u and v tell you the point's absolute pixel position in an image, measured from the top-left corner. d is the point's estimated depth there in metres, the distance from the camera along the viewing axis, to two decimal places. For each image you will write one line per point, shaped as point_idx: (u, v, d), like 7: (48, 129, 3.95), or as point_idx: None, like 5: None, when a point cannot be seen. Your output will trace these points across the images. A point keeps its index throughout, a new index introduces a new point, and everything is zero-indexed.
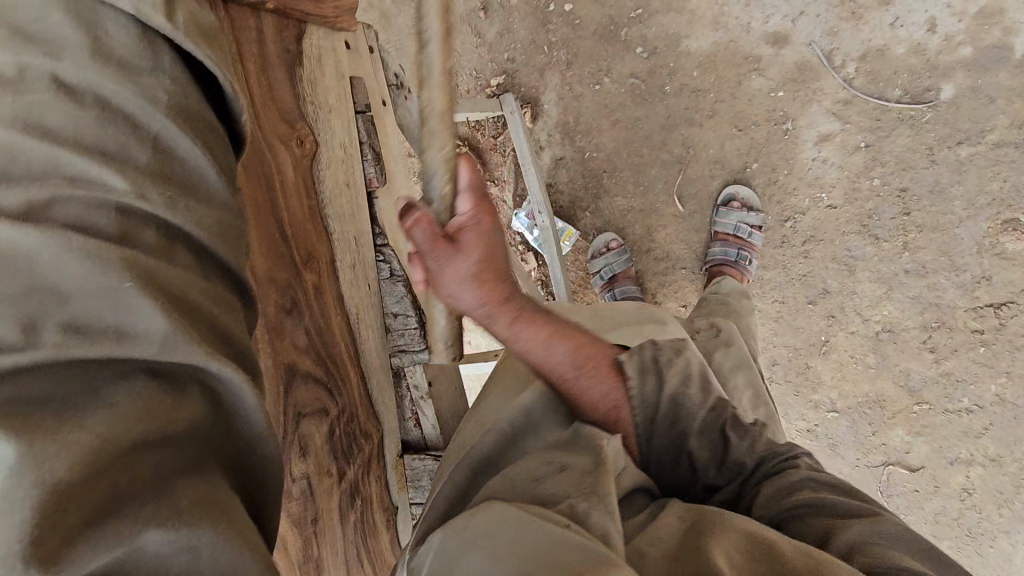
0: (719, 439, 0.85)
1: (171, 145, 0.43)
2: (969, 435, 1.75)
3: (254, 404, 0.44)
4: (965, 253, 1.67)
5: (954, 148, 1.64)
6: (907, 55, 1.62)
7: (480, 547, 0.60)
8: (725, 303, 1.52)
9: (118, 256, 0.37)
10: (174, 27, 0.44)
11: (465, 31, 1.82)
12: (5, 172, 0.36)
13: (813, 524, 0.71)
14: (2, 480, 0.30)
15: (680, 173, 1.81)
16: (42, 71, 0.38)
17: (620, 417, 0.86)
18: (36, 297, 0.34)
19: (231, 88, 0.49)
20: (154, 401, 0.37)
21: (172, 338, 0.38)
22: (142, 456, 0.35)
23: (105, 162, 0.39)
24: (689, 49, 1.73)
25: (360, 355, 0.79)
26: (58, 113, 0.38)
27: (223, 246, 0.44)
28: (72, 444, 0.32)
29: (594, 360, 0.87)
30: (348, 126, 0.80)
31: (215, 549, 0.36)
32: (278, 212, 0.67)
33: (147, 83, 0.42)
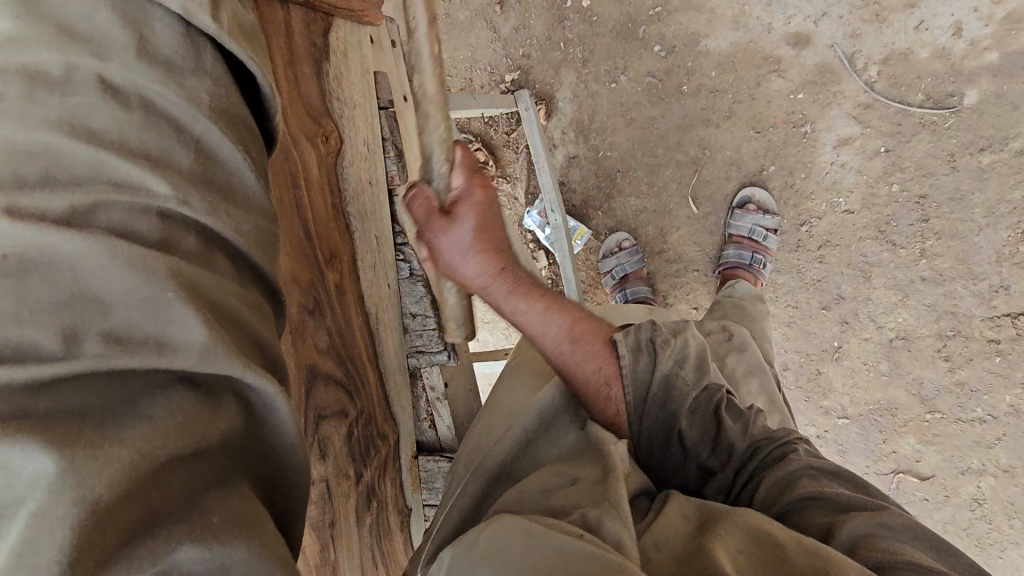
0: (713, 421, 0.84)
1: (213, 150, 0.42)
2: (980, 445, 1.73)
3: (287, 416, 0.42)
4: (983, 262, 1.65)
5: (976, 155, 1.61)
6: (931, 59, 1.60)
7: (489, 561, 0.57)
8: (741, 308, 1.50)
9: (161, 263, 0.36)
10: (219, 29, 0.43)
11: (481, 24, 1.79)
12: (47, 175, 0.35)
13: (821, 517, 0.70)
14: (42, 496, 0.29)
15: (695, 174, 1.78)
16: (88, 70, 0.37)
17: (611, 395, 0.84)
18: (76, 306, 0.33)
19: (265, 80, 0.47)
20: (191, 414, 0.36)
21: (210, 350, 0.36)
22: (177, 470, 0.34)
23: (149, 166, 0.37)
24: (708, 49, 1.70)
25: (378, 355, 0.77)
26: (102, 113, 0.37)
27: (257, 250, 0.43)
28: (109, 460, 0.31)
29: (590, 334, 0.86)
30: (372, 123, 0.79)
31: (245, 568, 0.36)
32: (303, 210, 0.65)
33: (191, 85, 0.41)
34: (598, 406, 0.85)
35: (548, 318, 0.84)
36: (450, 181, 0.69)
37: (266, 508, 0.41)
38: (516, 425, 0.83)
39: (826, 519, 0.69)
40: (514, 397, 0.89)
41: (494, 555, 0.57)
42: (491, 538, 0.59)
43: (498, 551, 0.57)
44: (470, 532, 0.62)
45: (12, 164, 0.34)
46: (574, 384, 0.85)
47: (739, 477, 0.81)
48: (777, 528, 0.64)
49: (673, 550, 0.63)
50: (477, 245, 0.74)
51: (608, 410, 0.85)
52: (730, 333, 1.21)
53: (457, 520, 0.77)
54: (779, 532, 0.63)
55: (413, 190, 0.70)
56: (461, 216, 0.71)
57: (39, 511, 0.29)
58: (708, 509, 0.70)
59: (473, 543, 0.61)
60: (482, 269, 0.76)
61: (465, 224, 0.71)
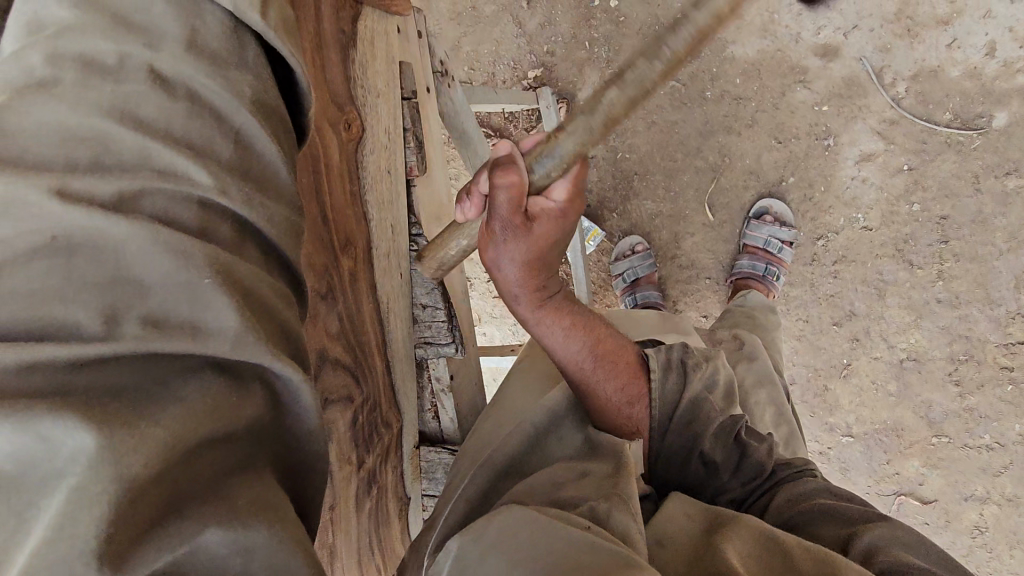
0: (738, 446, 0.85)
1: (251, 141, 0.42)
2: (986, 472, 1.71)
3: (310, 403, 0.42)
4: (1001, 287, 1.63)
5: (1002, 178, 1.59)
6: (961, 78, 1.57)
7: (499, 551, 0.57)
8: (752, 317, 1.49)
9: (198, 250, 0.36)
10: (267, 25, 0.43)
11: (507, 19, 1.79)
12: (97, 159, 0.35)
13: (836, 530, 0.71)
14: (81, 473, 0.30)
15: (713, 181, 1.77)
16: (140, 60, 0.38)
17: (631, 414, 0.84)
18: (118, 287, 0.33)
19: (301, 70, 0.47)
20: (221, 400, 0.36)
21: (243, 336, 0.37)
22: (204, 454, 0.35)
23: (192, 156, 0.37)
24: (734, 55, 1.69)
25: (386, 343, 0.78)
26: (152, 103, 0.37)
27: (288, 243, 0.43)
28: (146, 440, 0.32)
29: (619, 356, 0.85)
30: (395, 112, 0.80)
31: (268, 552, 0.36)
32: (322, 196, 0.65)
33: (235, 77, 0.41)
34: (614, 421, 0.83)
35: (573, 334, 0.81)
36: (550, 195, 0.64)
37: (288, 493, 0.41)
38: (525, 421, 0.82)
39: (844, 531, 0.70)
40: (523, 396, 0.88)
41: (502, 544, 0.57)
42: (501, 529, 0.59)
43: (509, 541, 0.57)
44: (479, 522, 0.62)
45: (63, 147, 0.34)
46: (592, 397, 0.83)
47: (756, 493, 0.83)
48: (788, 537, 0.63)
49: (681, 549, 0.63)
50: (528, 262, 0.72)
51: (625, 428, 0.83)
52: (741, 342, 1.20)
53: (464, 513, 0.75)
54: (789, 540, 0.62)
55: (508, 174, 0.61)
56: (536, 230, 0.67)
57: (78, 487, 0.29)
58: (711, 511, 0.70)
59: (480, 534, 0.60)
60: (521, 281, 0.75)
61: (534, 240, 0.68)
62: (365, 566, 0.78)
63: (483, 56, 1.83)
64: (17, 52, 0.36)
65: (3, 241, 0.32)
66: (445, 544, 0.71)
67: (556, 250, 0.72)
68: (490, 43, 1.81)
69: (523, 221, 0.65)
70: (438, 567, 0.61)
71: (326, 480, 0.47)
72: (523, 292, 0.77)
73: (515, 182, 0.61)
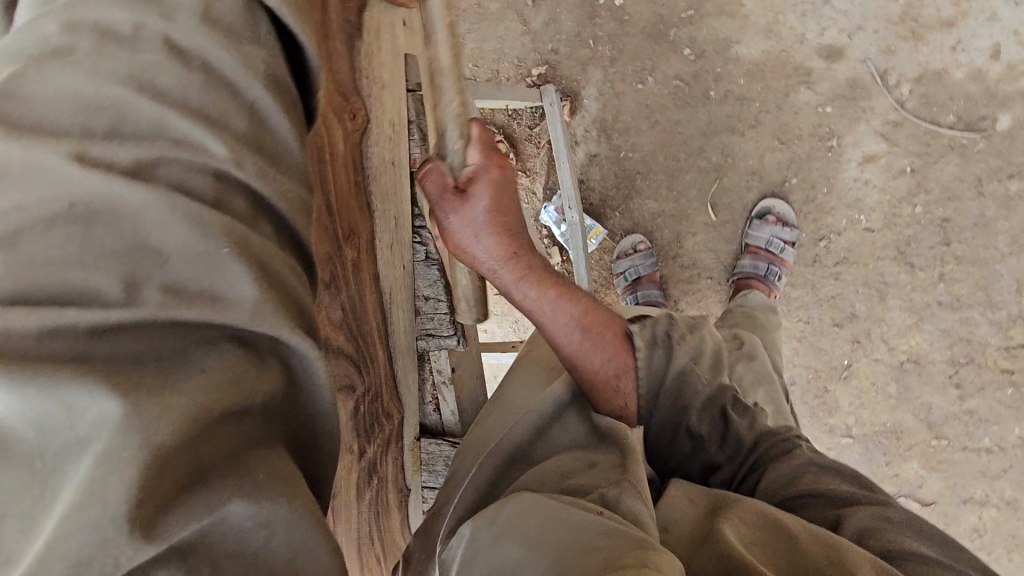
0: (721, 417, 0.86)
1: (265, 115, 0.42)
2: (985, 475, 1.71)
3: (325, 385, 0.43)
4: (1003, 290, 1.63)
5: (1004, 181, 1.59)
6: (965, 81, 1.57)
7: (510, 535, 0.57)
8: (752, 317, 1.49)
9: (217, 221, 0.36)
10: (280, 2, 0.44)
11: (511, 16, 1.79)
12: (114, 128, 0.35)
13: (828, 512, 0.70)
14: (106, 439, 0.30)
15: (716, 181, 1.77)
16: (156, 31, 0.38)
17: (620, 386, 0.85)
18: (138, 256, 0.33)
19: (312, 53, 0.47)
20: (240, 371, 0.36)
21: (260, 308, 0.37)
22: (225, 424, 0.35)
23: (209, 127, 0.38)
24: (738, 55, 1.69)
25: (390, 334, 0.79)
26: (168, 73, 0.37)
27: (300, 221, 0.44)
28: (169, 408, 0.32)
29: (604, 327, 0.87)
30: (399, 103, 0.80)
31: (289, 526, 0.37)
32: (327, 184, 0.65)
33: (248, 52, 0.41)
34: (602, 397, 0.85)
35: (557, 307, 0.84)
36: (466, 156, 0.72)
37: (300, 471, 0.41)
38: (531, 411, 0.82)
39: (832, 513, 0.70)
40: (524, 388, 0.89)
41: (513, 529, 0.57)
42: (513, 513, 0.60)
43: (520, 524, 0.58)
44: (491, 507, 0.62)
45: (81, 116, 0.34)
46: (581, 373, 0.84)
47: (743, 470, 0.83)
48: (794, 520, 0.63)
49: (688, 530, 0.63)
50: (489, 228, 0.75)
51: (612, 402, 0.84)
52: (741, 342, 1.21)
53: (473, 499, 0.74)
54: (796, 524, 0.62)
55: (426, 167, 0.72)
56: (473, 194, 0.73)
57: (104, 451, 0.30)
58: (716, 496, 0.70)
59: (491, 520, 0.60)
60: (493, 252, 0.78)
61: (477, 204, 0.73)
62: (366, 554, 0.78)
63: (487, 53, 1.82)
64: (32, 22, 0.37)
65: (23, 207, 0.32)
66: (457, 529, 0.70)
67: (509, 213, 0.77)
68: (494, 40, 1.81)
69: (454, 191, 0.73)
70: (451, 555, 0.62)
71: (335, 461, 0.47)
72: (500, 264, 0.79)
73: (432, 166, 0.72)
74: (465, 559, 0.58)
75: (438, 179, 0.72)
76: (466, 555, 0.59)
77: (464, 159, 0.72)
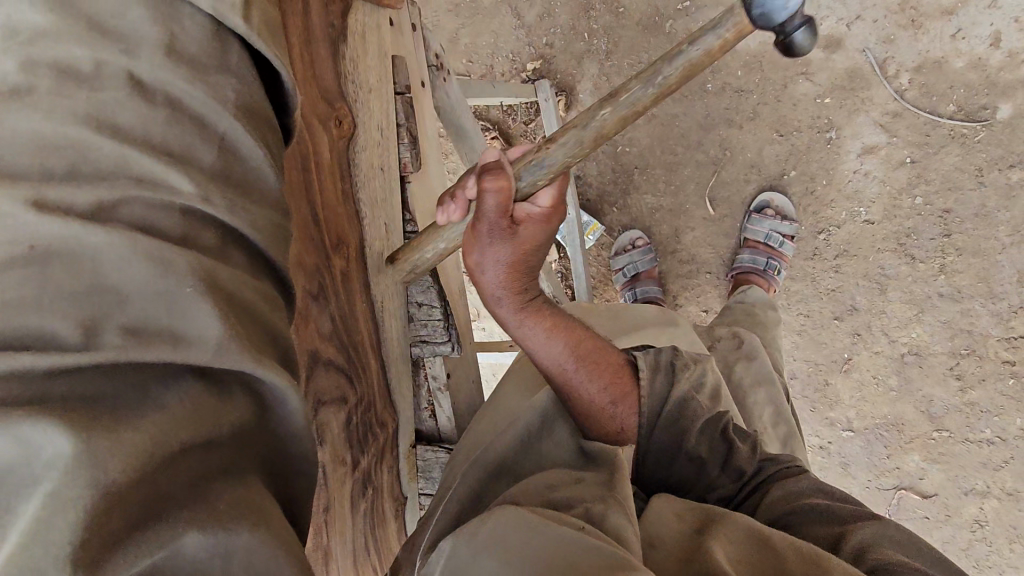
0: (722, 440, 0.84)
1: (235, 145, 0.41)
2: (987, 466, 1.70)
3: (299, 408, 0.42)
4: (1004, 281, 1.61)
5: (1005, 171, 1.57)
6: (965, 70, 1.55)
7: (490, 555, 0.55)
8: (752, 316, 1.47)
9: (181, 258, 0.35)
10: (250, 28, 0.42)
11: (505, 10, 1.76)
12: (74, 168, 0.34)
13: (826, 529, 0.70)
14: (57, 478, 0.29)
15: (714, 175, 1.75)
16: (117, 67, 0.36)
17: (612, 413, 0.84)
18: (96, 298, 0.33)
19: (288, 75, 0.46)
20: (203, 405, 0.35)
21: (225, 344, 0.36)
22: (189, 458, 0.34)
23: (173, 163, 0.37)
24: (735, 47, 1.67)
25: (382, 343, 0.77)
26: (131, 110, 0.36)
27: (276, 249, 0.43)
28: (125, 444, 0.31)
29: (596, 353, 0.86)
30: (387, 108, 0.79)
31: (248, 553, 0.35)
32: (311, 194, 0.64)
33: (216, 81, 0.40)
34: (594, 422, 0.83)
35: (553, 334, 0.83)
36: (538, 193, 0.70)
37: (275, 500, 0.41)
38: (520, 419, 0.82)
39: (832, 531, 0.69)
40: (518, 394, 0.88)
41: (495, 544, 0.56)
42: (495, 527, 0.58)
43: (504, 543, 0.56)
44: (473, 521, 0.61)
45: (38, 157, 0.33)
46: (572, 398, 0.83)
47: (743, 493, 0.81)
48: (779, 537, 0.62)
49: (673, 550, 0.62)
50: (512, 264, 0.75)
51: (609, 427, 0.83)
52: (740, 340, 1.19)
53: (456, 510, 0.74)
54: (780, 542, 0.61)
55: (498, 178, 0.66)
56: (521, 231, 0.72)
57: (53, 491, 0.29)
58: (703, 511, 0.69)
59: (474, 534, 0.59)
60: (506, 283, 0.77)
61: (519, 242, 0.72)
62: (360, 566, 0.77)
63: (480, 48, 1.80)
64: None
65: None
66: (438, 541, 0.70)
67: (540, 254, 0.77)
68: (488, 34, 1.78)
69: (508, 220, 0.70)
70: (432, 566, 0.61)
71: (313, 481, 0.46)
72: (507, 294, 0.79)
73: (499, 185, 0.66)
74: (446, 572, 0.58)
75: (503, 201, 0.67)
76: (447, 569, 0.58)
77: (530, 194, 0.70)
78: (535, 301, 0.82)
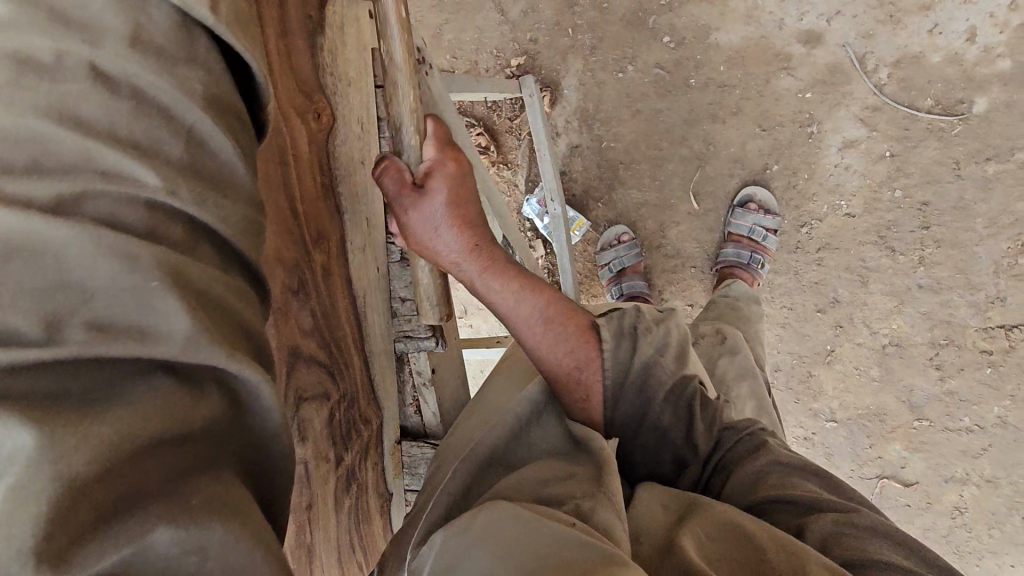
0: (686, 413, 0.87)
1: (205, 138, 0.40)
2: (966, 454, 1.74)
3: (274, 403, 0.41)
4: (981, 272, 1.64)
5: (982, 164, 1.59)
6: (943, 64, 1.57)
7: (477, 550, 0.56)
8: (735, 308, 1.49)
9: (147, 253, 0.34)
10: (216, 19, 0.41)
11: (489, 6, 1.76)
12: (36, 163, 0.33)
13: (789, 516, 0.71)
14: (19, 470, 0.29)
15: (698, 169, 1.76)
16: (80, 59, 0.35)
17: (581, 379, 0.86)
18: (59, 295, 0.32)
19: (260, 69, 0.45)
20: (173, 401, 0.35)
21: (195, 340, 0.35)
22: (158, 454, 0.34)
23: (138, 156, 0.36)
24: (718, 42, 1.68)
25: (364, 338, 0.77)
26: (93, 101, 0.35)
27: (251, 245, 0.42)
28: (89, 439, 0.31)
29: (561, 315, 0.88)
30: (367, 101, 0.78)
31: (223, 549, 0.35)
32: (289, 188, 0.63)
33: (184, 73, 0.39)
34: (564, 389, 0.86)
35: (519, 299, 0.87)
36: (422, 153, 0.75)
37: (252, 498, 0.40)
38: (509, 414, 0.82)
39: (795, 518, 0.70)
40: (505, 389, 0.88)
41: (484, 539, 0.57)
42: (484, 524, 0.59)
43: (493, 538, 0.57)
44: (463, 516, 0.61)
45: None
46: (541, 369, 0.86)
47: (710, 470, 0.84)
48: (755, 527, 0.63)
49: (654, 542, 0.63)
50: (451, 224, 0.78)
51: (575, 395, 0.86)
52: (723, 336, 1.21)
53: (448, 505, 0.74)
54: (756, 531, 0.62)
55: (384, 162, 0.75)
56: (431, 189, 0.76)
57: (15, 486, 0.29)
58: (687, 500, 0.70)
59: (464, 528, 0.60)
60: (454, 245, 0.80)
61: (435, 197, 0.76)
62: (345, 564, 0.77)
63: (465, 43, 1.80)
64: None
65: None
66: (429, 535, 0.70)
67: (471, 203, 0.80)
68: (472, 30, 1.78)
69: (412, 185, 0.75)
70: (422, 561, 0.61)
71: (293, 480, 0.46)
72: (463, 257, 0.82)
73: (389, 163, 0.74)
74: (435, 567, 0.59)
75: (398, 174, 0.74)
76: (438, 563, 0.58)
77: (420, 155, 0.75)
78: (496, 265, 0.85)
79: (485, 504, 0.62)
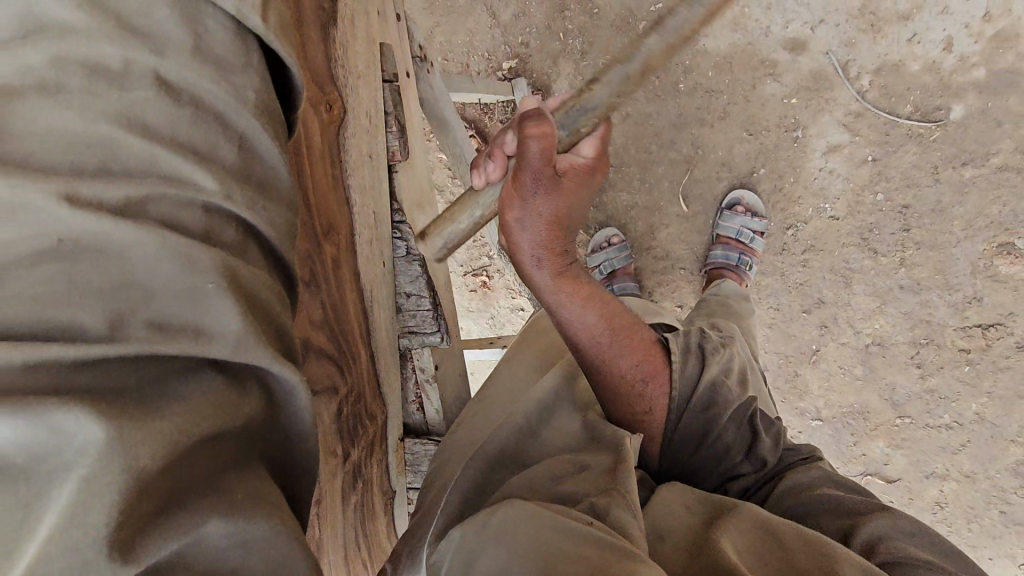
0: (749, 429, 0.88)
1: (255, 143, 0.40)
2: (946, 450, 1.79)
3: (305, 404, 0.41)
4: (959, 274, 1.68)
5: (959, 169, 1.64)
6: (920, 72, 1.61)
7: (496, 547, 0.56)
8: (724, 304, 1.52)
9: (206, 256, 0.35)
10: (267, 28, 0.42)
11: (481, 10, 1.77)
12: (104, 164, 0.33)
13: (836, 523, 0.74)
14: (92, 465, 0.28)
15: (686, 172, 1.80)
16: (146, 66, 0.35)
17: (643, 392, 0.86)
18: (123, 293, 0.32)
19: (298, 72, 0.46)
20: (222, 400, 0.35)
21: (244, 339, 0.35)
22: (205, 450, 0.34)
23: (200, 163, 0.36)
24: (705, 48, 1.71)
25: (371, 331, 0.77)
26: (159, 108, 0.35)
27: (287, 246, 0.42)
28: (152, 435, 0.31)
29: (630, 329, 0.87)
30: (376, 95, 0.79)
31: (265, 544, 0.35)
32: (303, 179, 0.62)
33: (238, 81, 0.39)
34: (627, 395, 0.85)
35: (592, 306, 0.83)
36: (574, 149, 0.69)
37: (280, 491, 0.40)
38: (518, 412, 0.82)
39: (842, 523, 0.73)
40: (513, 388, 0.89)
41: (502, 535, 0.56)
42: (504, 519, 0.58)
43: (514, 533, 0.56)
44: (483, 511, 0.61)
45: (68, 151, 0.32)
46: (611, 373, 0.84)
47: (763, 483, 0.85)
48: (783, 529, 0.64)
49: (679, 541, 0.64)
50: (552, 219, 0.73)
51: (637, 408, 0.86)
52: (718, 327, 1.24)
53: (458, 503, 0.74)
54: (784, 534, 0.63)
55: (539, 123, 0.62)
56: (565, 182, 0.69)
57: (88, 477, 0.28)
58: (712, 502, 0.71)
59: (484, 523, 0.59)
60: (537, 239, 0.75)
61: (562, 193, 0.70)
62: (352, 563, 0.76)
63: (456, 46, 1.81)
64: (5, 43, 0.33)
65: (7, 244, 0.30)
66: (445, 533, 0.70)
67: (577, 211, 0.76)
68: (464, 33, 1.79)
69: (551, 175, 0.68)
70: (440, 558, 0.61)
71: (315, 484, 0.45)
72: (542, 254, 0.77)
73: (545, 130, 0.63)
74: (454, 562, 0.58)
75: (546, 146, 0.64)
76: (456, 561, 0.58)
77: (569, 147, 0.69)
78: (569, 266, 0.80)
79: (504, 500, 0.62)
